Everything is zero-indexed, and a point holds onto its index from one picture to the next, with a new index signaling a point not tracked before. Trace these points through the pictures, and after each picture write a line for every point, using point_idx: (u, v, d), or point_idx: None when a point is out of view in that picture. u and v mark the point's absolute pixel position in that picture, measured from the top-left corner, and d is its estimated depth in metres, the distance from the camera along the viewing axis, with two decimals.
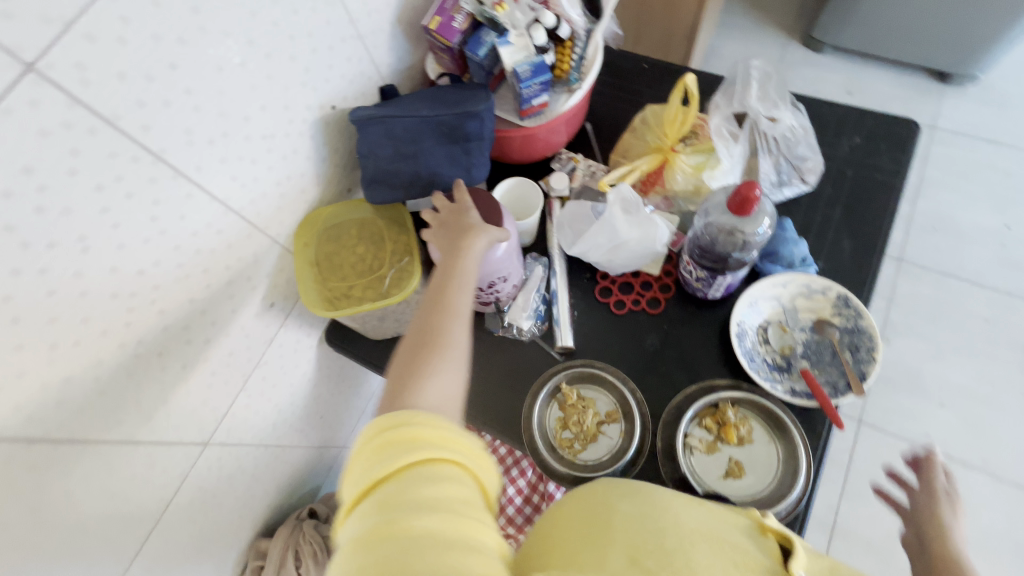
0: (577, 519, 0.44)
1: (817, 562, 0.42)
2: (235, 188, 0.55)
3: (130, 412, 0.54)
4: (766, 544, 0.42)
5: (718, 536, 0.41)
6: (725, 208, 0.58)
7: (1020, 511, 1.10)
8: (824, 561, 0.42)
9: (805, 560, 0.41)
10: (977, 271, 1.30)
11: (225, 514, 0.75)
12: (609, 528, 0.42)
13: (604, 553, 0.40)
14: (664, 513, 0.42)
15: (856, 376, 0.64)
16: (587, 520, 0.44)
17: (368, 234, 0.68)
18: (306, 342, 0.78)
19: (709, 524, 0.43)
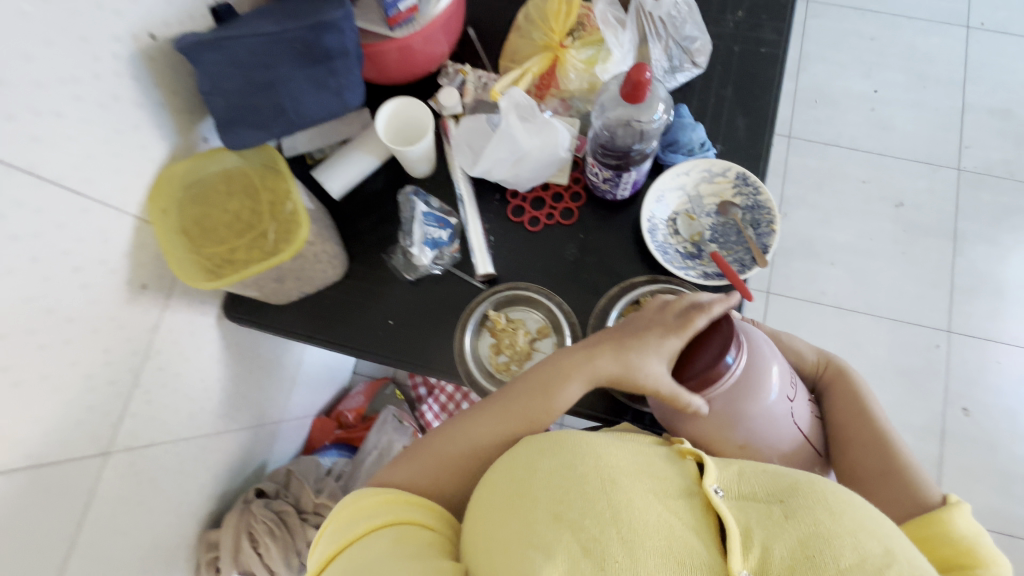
0: (506, 484, 0.45)
1: (727, 469, 0.46)
2: (40, 153, 0.44)
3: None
4: (687, 464, 0.46)
5: (641, 468, 0.44)
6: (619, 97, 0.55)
7: (896, 339, 1.29)
8: (735, 464, 0.46)
9: (721, 473, 0.45)
10: (853, 137, 1.41)
11: (162, 506, 0.70)
12: (536, 492, 0.43)
13: (537, 512, 0.41)
14: (589, 456, 0.44)
15: (760, 249, 0.67)
16: (517, 483, 0.44)
17: (241, 188, 0.59)
18: (204, 322, 0.70)
19: (639, 461, 0.45)
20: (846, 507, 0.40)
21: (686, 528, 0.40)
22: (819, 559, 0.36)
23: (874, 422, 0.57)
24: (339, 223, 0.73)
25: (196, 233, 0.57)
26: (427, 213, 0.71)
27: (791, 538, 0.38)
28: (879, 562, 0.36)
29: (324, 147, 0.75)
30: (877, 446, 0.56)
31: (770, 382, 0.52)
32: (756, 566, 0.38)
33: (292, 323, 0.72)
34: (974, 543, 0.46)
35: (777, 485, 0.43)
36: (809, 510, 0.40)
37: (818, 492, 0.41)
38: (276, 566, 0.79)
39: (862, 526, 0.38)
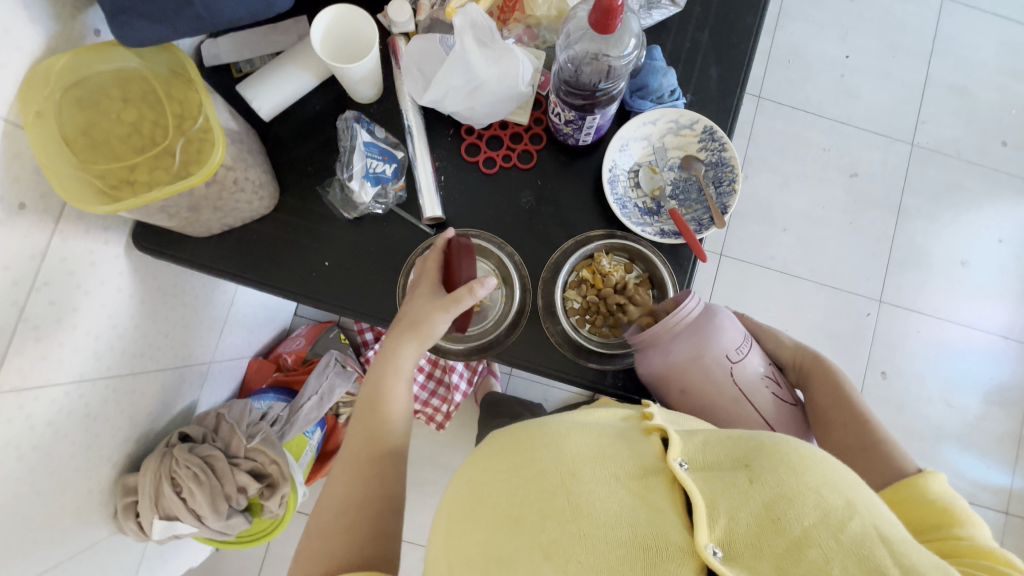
0: (471, 488, 0.44)
1: (692, 440, 0.44)
2: None
3: None
4: (650, 443, 0.45)
5: (602, 454, 0.43)
6: (591, 31, 0.49)
7: (833, 305, 1.35)
8: (699, 435, 0.45)
9: (684, 445, 0.43)
10: (820, 102, 1.40)
11: (67, 451, 0.65)
12: (495, 496, 0.42)
13: (499, 513, 0.41)
14: (549, 448, 0.43)
15: (719, 209, 0.65)
16: (476, 490, 0.43)
17: (140, 95, 0.49)
18: (107, 251, 0.62)
19: (599, 445, 0.44)
20: (809, 463, 0.39)
21: (653, 511, 0.39)
22: (784, 520, 0.36)
23: (852, 401, 0.59)
24: (269, 150, 0.66)
25: (84, 146, 0.47)
26: (369, 143, 0.64)
27: (756, 505, 0.37)
28: (841, 516, 0.35)
29: (253, 58, 0.65)
30: (857, 424, 0.58)
31: (723, 332, 0.57)
32: (722, 535, 0.37)
33: (215, 261, 0.65)
34: (950, 503, 0.47)
35: (739, 449, 0.42)
36: (772, 471, 0.38)
37: (781, 452, 0.40)
38: (203, 511, 0.76)
39: (824, 480, 0.38)
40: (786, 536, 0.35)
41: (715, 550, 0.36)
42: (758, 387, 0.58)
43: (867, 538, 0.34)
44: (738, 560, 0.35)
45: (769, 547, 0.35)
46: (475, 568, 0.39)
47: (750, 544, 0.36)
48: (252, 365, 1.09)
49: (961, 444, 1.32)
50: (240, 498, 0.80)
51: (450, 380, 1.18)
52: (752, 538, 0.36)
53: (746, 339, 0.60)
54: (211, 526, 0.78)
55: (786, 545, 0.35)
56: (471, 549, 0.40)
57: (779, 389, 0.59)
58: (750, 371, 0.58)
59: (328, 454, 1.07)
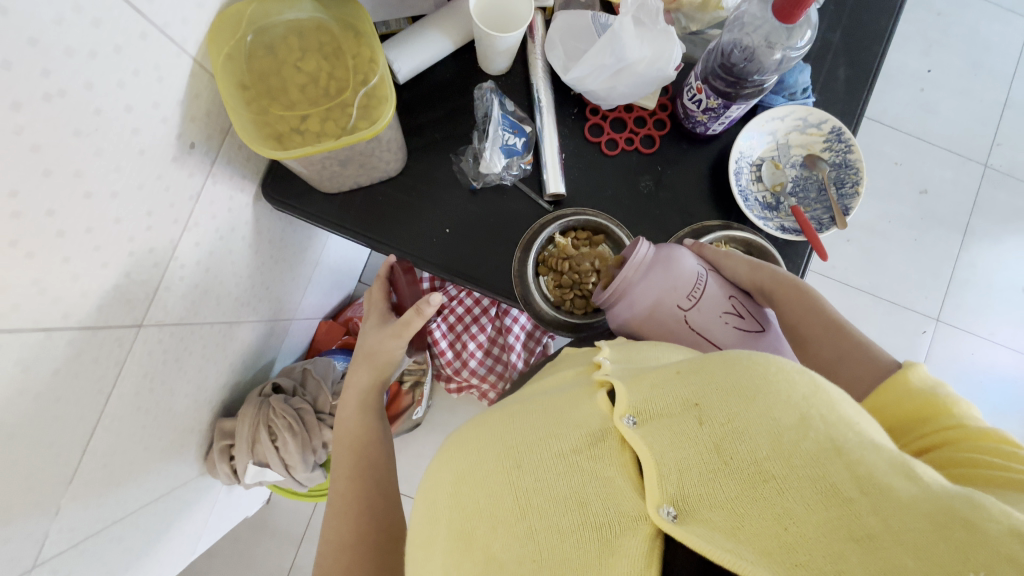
0: (426, 501, 0.42)
1: (638, 386, 0.39)
2: None
3: (44, 295, 0.41)
4: (596, 400, 0.41)
5: (547, 429, 0.39)
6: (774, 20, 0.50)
7: (888, 320, 1.35)
8: (646, 378, 0.40)
9: (629, 395, 0.39)
10: (897, 115, 1.39)
11: (179, 389, 0.67)
12: (443, 509, 0.39)
13: (447, 530, 0.38)
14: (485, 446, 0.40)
15: (841, 210, 0.65)
16: (432, 503, 0.41)
17: (317, 46, 0.50)
18: (241, 200, 0.63)
19: (544, 420, 0.40)
20: (756, 385, 0.34)
21: (600, 479, 0.35)
22: (736, 461, 0.32)
23: (822, 312, 0.55)
24: (401, 114, 0.67)
25: (260, 93, 0.49)
26: (502, 116, 0.66)
27: (706, 450, 0.33)
28: (794, 437, 0.31)
29: (390, 20, 0.65)
30: (830, 333, 0.54)
31: (673, 276, 0.56)
32: (676, 491, 0.33)
33: (339, 218, 0.66)
34: (935, 393, 0.42)
35: (687, 385, 0.37)
36: (722, 407, 0.34)
37: (728, 380, 0.35)
38: (293, 462, 0.78)
39: (776, 401, 0.33)
40: (741, 476, 0.31)
41: (669, 511, 0.32)
42: (717, 324, 0.56)
43: (824, 457, 0.30)
44: (699, 514, 0.31)
45: (722, 491, 0.31)
46: None
47: (702, 492, 0.32)
48: (321, 326, 1.11)
49: None
50: (321, 453, 0.82)
51: (508, 359, 1.17)
52: (704, 486, 0.32)
53: (700, 275, 0.58)
54: (296, 476, 0.80)
55: (741, 486, 0.31)
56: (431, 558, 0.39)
57: (742, 320, 0.57)
58: (708, 311, 0.56)
59: (391, 418, 1.15)
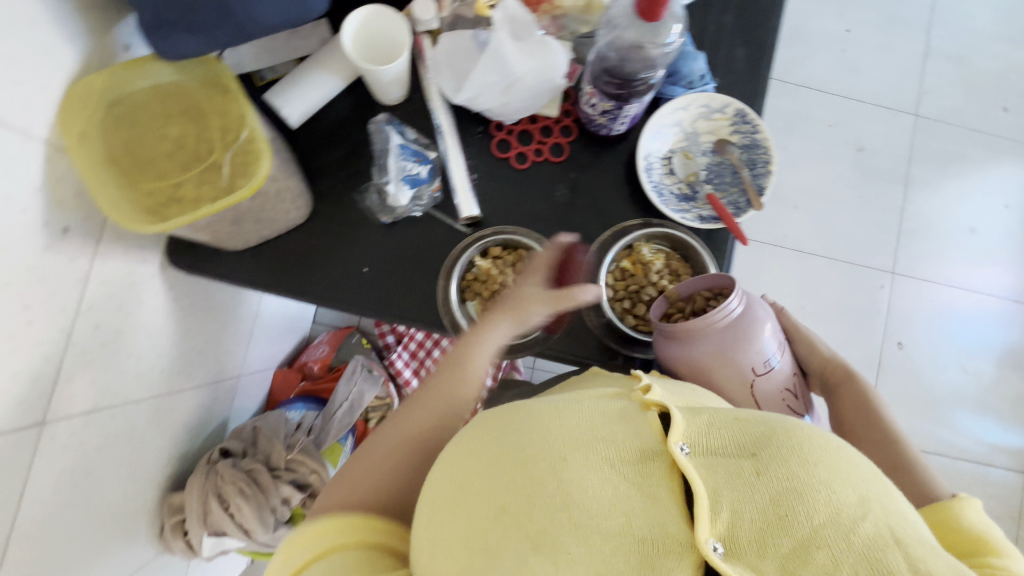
0: (447, 471, 0.42)
1: (696, 422, 0.43)
2: None
3: None
4: (646, 420, 0.44)
5: (595, 435, 0.41)
6: (636, 20, 0.49)
7: (847, 281, 1.36)
8: (704, 417, 0.44)
9: (687, 428, 0.42)
10: (824, 79, 1.40)
11: (114, 477, 0.64)
12: (475, 482, 0.40)
13: (483, 500, 0.39)
14: (531, 429, 0.42)
15: (756, 191, 0.65)
16: (458, 475, 0.41)
17: (183, 110, 0.49)
18: (144, 271, 0.61)
19: (592, 424, 0.42)
20: (827, 455, 0.38)
21: (648, 500, 0.38)
22: (792, 518, 0.35)
23: (882, 426, 0.65)
24: (300, 157, 0.64)
25: (129, 165, 0.46)
26: (402, 146, 0.63)
27: (763, 499, 0.36)
28: (850, 512, 0.35)
29: (277, 65, 0.64)
30: (888, 443, 0.64)
31: (759, 340, 0.57)
32: (726, 531, 0.36)
33: (252, 273, 0.64)
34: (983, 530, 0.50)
35: (750, 435, 0.41)
36: (781, 463, 0.37)
37: (794, 439, 0.39)
38: (252, 526, 0.75)
39: (836, 472, 0.37)
40: (793, 535, 0.35)
41: (716, 546, 0.35)
42: (775, 397, 0.60)
43: (883, 539, 0.34)
44: (741, 557, 0.35)
45: (774, 545, 0.35)
46: (455, 559, 0.38)
47: (753, 539, 0.35)
48: (277, 376, 1.09)
49: (978, 408, 1.35)
50: (283, 510, 0.79)
51: None
52: (756, 533, 0.35)
53: (780, 349, 0.60)
54: (257, 539, 0.77)
55: (794, 542, 0.34)
56: (450, 527, 0.39)
57: (794, 400, 0.61)
58: (775, 387, 0.59)
59: None
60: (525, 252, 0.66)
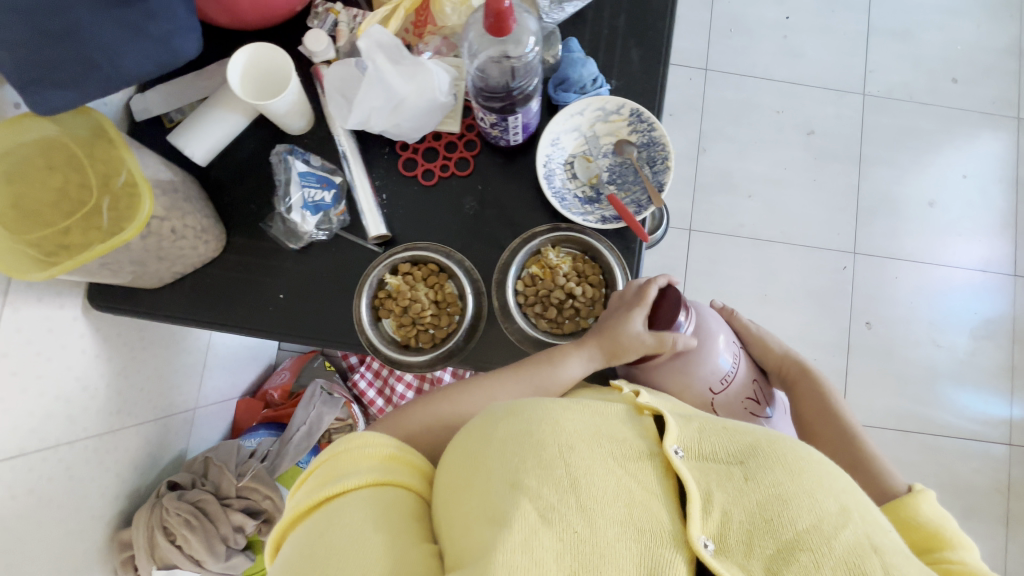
0: (468, 454, 0.48)
1: (688, 428, 0.48)
2: None
3: None
4: (645, 424, 0.50)
5: (600, 434, 0.47)
6: (487, 35, 0.51)
7: (809, 265, 1.35)
8: (695, 422, 0.49)
9: (680, 433, 0.48)
10: (767, 67, 1.41)
11: (55, 520, 0.65)
12: (491, 462, 0.45)
13: (499, 476, 0.44)
14: (547, 422, 0.47)
15: (655, 188, 0.67)
16: (476, 456, 0.47)
17: (65, 160, 0.50)
18: (64, 316, 0.63)
19: (598, 425, 0.48)
20: (804, 465, 0.43)
21: (649, 495, 0.43)
22: (777, 522, 0.40)
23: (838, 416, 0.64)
24: (210, 193, 0.66)
25: (15, 218, 0.48)
26: (305, 173, 0.65)
27: (750, 502, 0.41)
28: (833, 522, 0.39)
29: (183, 106, 0.66)
30: (845, 435, 0.62)
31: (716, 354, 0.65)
32: (715, 530, 0.41)
33: (172, 308, 0.66)
34: (942, 525, 0.49)
35: (738, 445, 0.46)
36: (767, 471, 0.43)
37: (777, 451, 0.44)
38: (202, 556, 0.78)
39: (820, 485, 0.42)
40: (777, 538, 0.39)
41: (707, 543, 0.40)
42: (736, 404, 0.66)
43: (860, 546, 0.38)
44: (728, 555, 0.40)
45: (759, 547, 0.39)
46: (467, 529, 0.42)
47: (740, 541, 0.40)
48: (240, 405, 1.10)
49: (955, 381, 1.34)
50: (238, 538, 0.82)
51: None
52: (744, 535, 0.40)
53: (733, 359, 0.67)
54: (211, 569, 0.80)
55: (777, 546, 0.39)
56: (464, 505, 0.44)
57: (756, 406, 0.67)
58: (734, 397, 0.65)
59: None
60: (436, 267, 0.67)
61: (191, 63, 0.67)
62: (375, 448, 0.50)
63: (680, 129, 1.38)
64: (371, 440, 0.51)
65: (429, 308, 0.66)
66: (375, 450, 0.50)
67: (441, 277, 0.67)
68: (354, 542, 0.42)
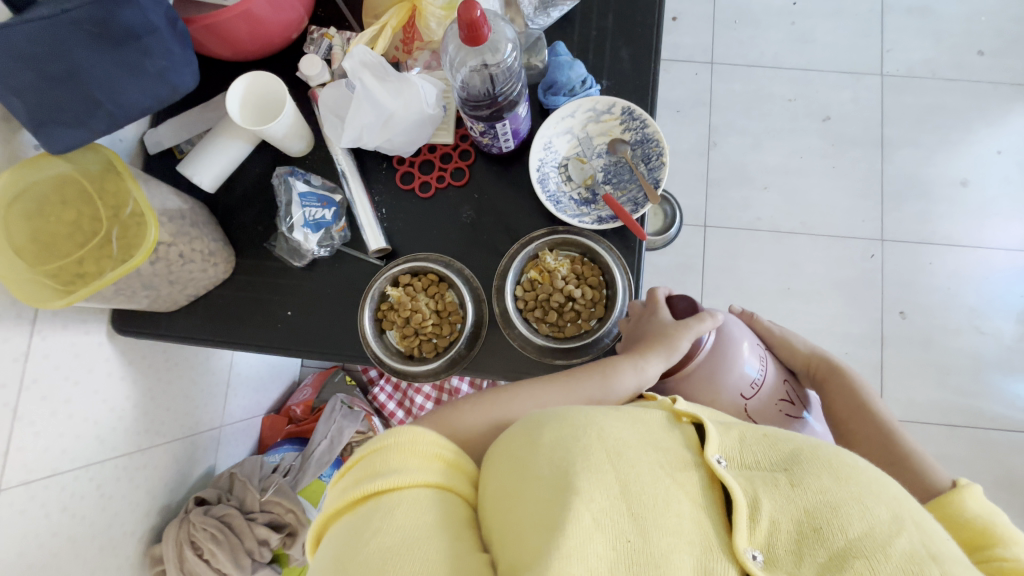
0: (507, 459, 0.44)
1: (729, 436, 0.45)
2: None
3: None
4: (685, 432, 0.46)
5: (643, 441, 0.43)
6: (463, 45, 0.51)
7: (833, 254, 1.30)
8: (735, 431, 0.45)
9: (721, 440, 0.44)
10: (776, 56, 1.38)
11: (89, 536, 0.68)
12: (536, 470, 0.41)
13: (545, 484, 0.40)
14: (588, 429, 0.43)
15: (651, 185, 0.66)
16: (517, 461, 0.43)
17: (77, 194, 0.54)
18: (89, 341, 0.66)
19: (639, 432, 0.44)
20: (851, 472, 0.39)
21: (695, 505, 0.40)
22: (827, 531, 0.37)
23: (873, 413, 0.60)
24: (219, 218, 0.69)
25: (35, 250, 0.52)
26: (305, 193, 0.67)
27: (799, 511, 0.38)
28: (887, 532, 0.36)
29: (192, 137, 0.69)
30: (882, 434, 0.59)
31: (742, 359, 0.63)
32: (764, 538, 0.38)
33: (188, 329, 0.69)
34: (989, 519, 0.45)
35: (780, 453, 0.42)
36: (815, 478, 0.39)
37: (822, 458, 0.41)
38: (228, 569, 0.81)
39: (870, 493, 0.38)
40: (828, 546, 0.36)
41: (755, 554, 0.37)
42: (770, 408, 0.64)
43: (917, 555, 0.35)
44: (777, 566, 0.37)
45: (812, 556, 0.36)
46: (508, 538, 0.39)
47: (791, 550, 0.37)
48: (265, 422, 1.14)
49: (1003, 369, 1.25)
50: (263, 550, 0.85)
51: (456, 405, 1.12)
52: (792, 545, 0.37)
53: (760, 363, 0.65)
54: None
55: (830, 555, 0.36)
56: (505, 516, 0.41)
57: (791, 408, 0.65)
58: (767, 400, 0.63)
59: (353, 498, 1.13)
60: (436, 276, 0.68)
61: (197, 95, 0.70)
62: (422, 444, 0.44)
63: (688, 124, 1.36)
64: (422, 436, 0.44)
65: (431, 317, 0.66)
66: (428, 446, 0.44)
67: (441, 286, 0.67)
68: (408, 550, 0.37)
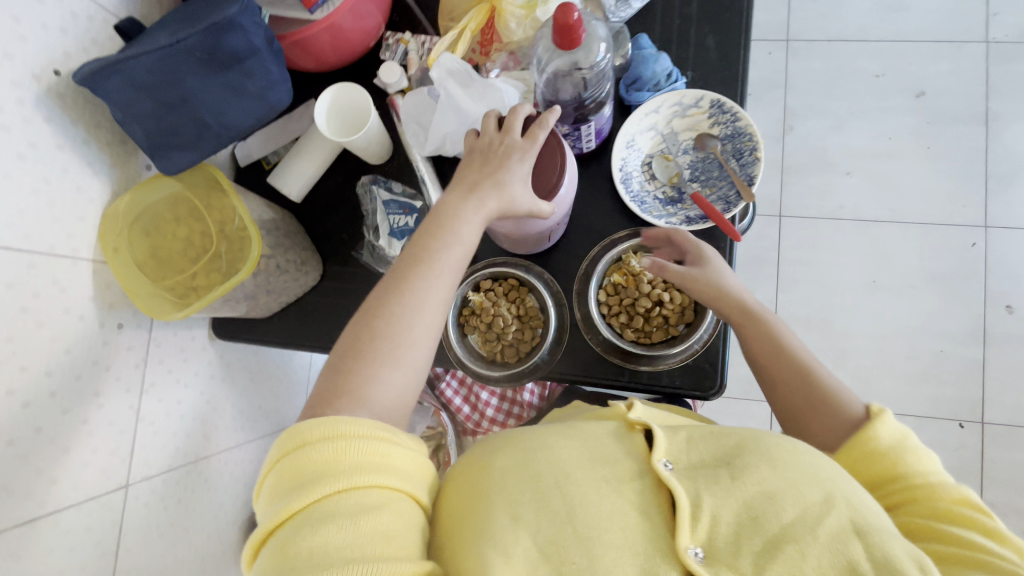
0: (460, 491, 0.42)
1: (675, 437, 0.43)
2: None
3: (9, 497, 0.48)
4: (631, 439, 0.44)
5: (587, 453, 0.42)
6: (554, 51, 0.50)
7: (927, 243, 1.19)
8: (683, 430, 0.43)
9: (666, 442, 0.42)
10: (861, 28, 1.27)
11: (197, 523, 0.74)
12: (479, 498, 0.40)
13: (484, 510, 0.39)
14: (534, 452, 0.42)
15: (745, 182, 0.63)
16: (459, 491, 0.42)
17: (188, 212, 0.59)
18: (195, 346, 0.71)
19: (582, 444, 0.42)
20: (791, 459, 0.39)
21: (636, 514, 0.38)
22: (764, 519, 0.36)
23: (793, 355, 0.53)
24: (306, 226, 0.71)
25: (153, 265, 0.57)
26: (388, 202, 0.69)
27: (738, 504, 0.37)
28: (819, 513, 0.36)
29: (278, 149, 0.71)
30: (801, 379, 0.52)
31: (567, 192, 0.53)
32: (706, 538, 0.37)
33: (280, 334, 0.72)
34: (900, 451, 0.43)
35: (722, 446, 0.41)
36: (755, 469, 0.38)
37: (762, 446, 0.40)
38: None
39: (805, 476, 0.38)
40: (764, 534, 0.36)
41: (696, 551, 0.36)
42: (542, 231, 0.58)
43: (844, 533, 0.35)
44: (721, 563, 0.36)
45: (750, 549, 0.36)
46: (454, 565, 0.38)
47: (732, 550, 0.36)
48: None
49: None
50: None
51: (521, 399, 1.08)
52: (733, 538, 0.37)
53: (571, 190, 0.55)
54: None
55: (768, 547, 0.36)
56: (452, 542, 0.40)
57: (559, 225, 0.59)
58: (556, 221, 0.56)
59: None
60: (515, 281, 0.67)
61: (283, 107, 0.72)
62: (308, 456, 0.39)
63: (761, 108, 1.28)
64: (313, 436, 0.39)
65: (512, 323, 0.65)
66: (362, 445, 0.39)
67: (521, 290, 0.67)
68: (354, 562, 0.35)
